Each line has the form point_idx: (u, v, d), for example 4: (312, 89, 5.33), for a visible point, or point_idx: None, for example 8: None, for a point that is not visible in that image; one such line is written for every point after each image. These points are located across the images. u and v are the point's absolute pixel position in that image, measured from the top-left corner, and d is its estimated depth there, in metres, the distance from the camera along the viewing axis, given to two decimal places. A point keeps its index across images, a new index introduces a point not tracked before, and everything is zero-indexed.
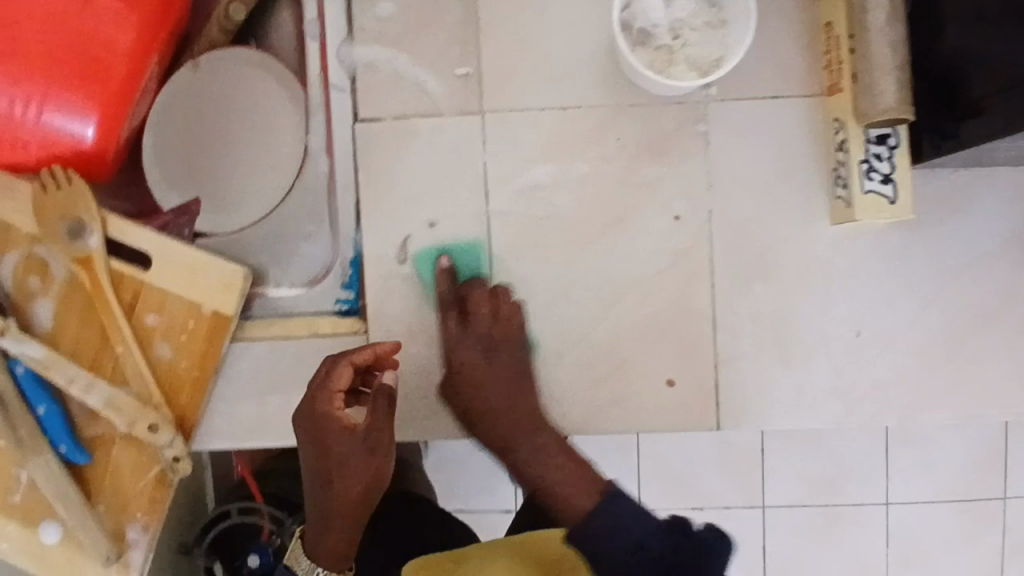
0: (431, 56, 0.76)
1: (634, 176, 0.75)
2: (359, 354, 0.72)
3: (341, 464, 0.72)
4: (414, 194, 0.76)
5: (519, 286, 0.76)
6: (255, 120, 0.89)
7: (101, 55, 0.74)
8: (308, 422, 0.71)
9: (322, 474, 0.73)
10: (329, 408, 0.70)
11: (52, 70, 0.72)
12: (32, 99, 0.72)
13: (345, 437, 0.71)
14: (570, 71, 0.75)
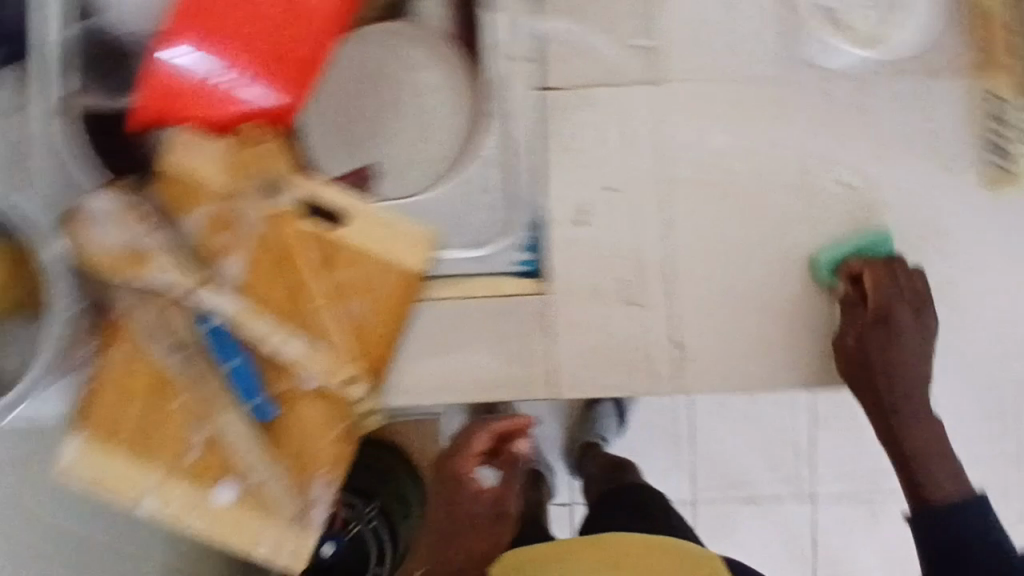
0: (614, 31, 0.81)
1: (805, 147, 0.80)
2: (499, 424, 0.89)
3: (466, 514, 0.88)
4: (595, 160, 0.81)
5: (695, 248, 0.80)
6: (406, 91, 0.88)
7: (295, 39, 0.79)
8: (447, 483, 0.89)
9: (455, 524, 0.89)
10: (460, 474, 0.88)
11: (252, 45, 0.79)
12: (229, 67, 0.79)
13: (477, 499, 0.88)
14: (745, 46, 0.80)
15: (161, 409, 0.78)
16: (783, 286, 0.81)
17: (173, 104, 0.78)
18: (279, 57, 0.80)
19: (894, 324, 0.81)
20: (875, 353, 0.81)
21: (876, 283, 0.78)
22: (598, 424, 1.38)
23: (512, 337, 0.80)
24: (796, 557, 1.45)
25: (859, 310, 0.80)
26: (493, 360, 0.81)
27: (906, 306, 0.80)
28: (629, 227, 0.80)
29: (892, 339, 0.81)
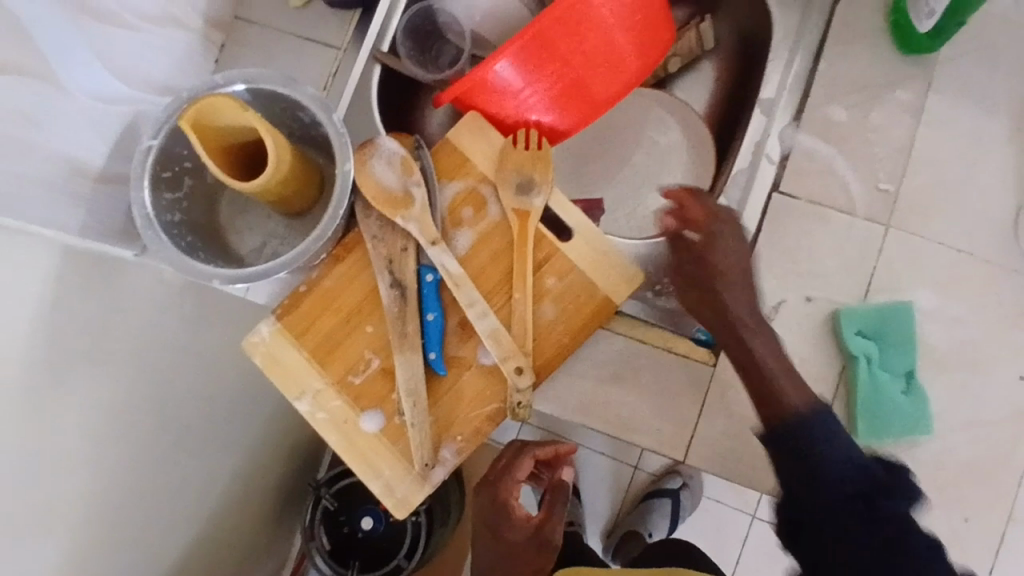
0: (862, 167, 0.88)
1: (990, 330, 0.86)
2: (542, 450, 0.93)
3: (513, 537, 0.90)
4: (805, 271, 0.86)
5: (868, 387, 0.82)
6: (653, 152, 1.02)
7: (596, 87, 0.89)
8: (491, 506, 0.91)
9: (504, 545, 0.90)
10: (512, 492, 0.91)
11: (563, 82, 0.86)
12: (536, 91, 0.86)
13: (521, 527, 0.90)
14: (971, 225, 0.88)
15: (353, 328, 0.87)
16: (936, 450, 0.83)
17: (477, 93, 0.85)
18: (575, 96, 0.89)
19: (715, 237, 0.81)
20: (695, 263, 0.81)
21: (703, 210, 0.83)
22: (652, 519, 1.40)
23: (672, 391, 0.86)
24: None
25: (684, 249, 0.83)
26: (643, 406, 0.86)
27: (731, 234, 0.81)
28: (813, 341, 0.84)
29: (719, 254, 0.80)
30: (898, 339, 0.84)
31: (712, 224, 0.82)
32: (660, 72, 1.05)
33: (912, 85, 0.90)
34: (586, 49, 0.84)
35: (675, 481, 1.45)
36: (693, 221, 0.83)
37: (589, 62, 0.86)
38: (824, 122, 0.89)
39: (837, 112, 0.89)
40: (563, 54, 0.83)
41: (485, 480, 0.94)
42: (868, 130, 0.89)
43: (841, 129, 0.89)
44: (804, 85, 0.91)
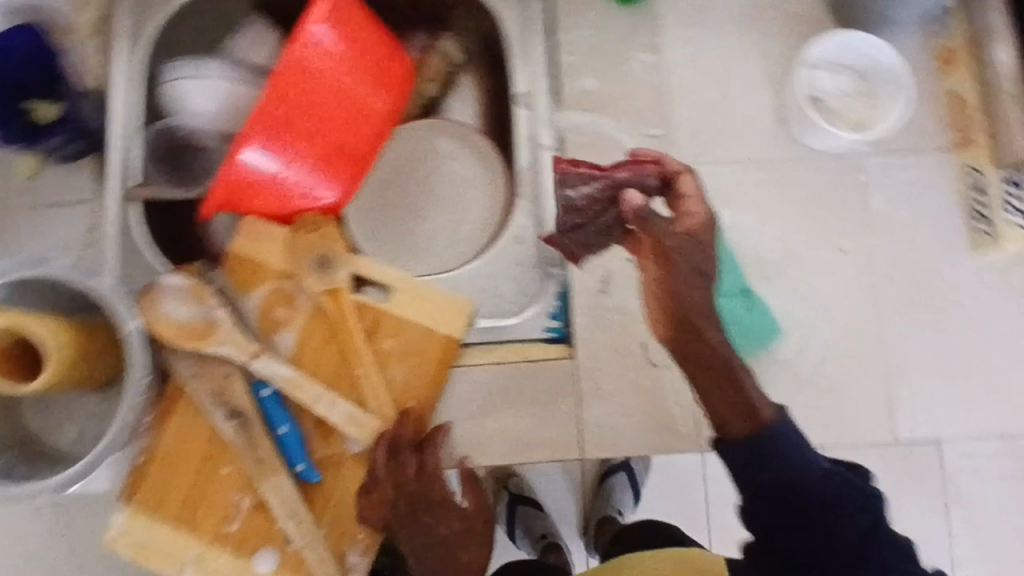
0: (629, 122, 0.90)
1: (804, 217, 0.88)
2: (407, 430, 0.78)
3: (443, 529, 0.75)
4: (617, 236, 0.88)
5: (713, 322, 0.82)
6: (445, 177, 0.99)
7: (354, 140, 0.87)
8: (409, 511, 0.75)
9: (436, 546, 0.74)
10: (441, 495, 0.75)
11: (318, 148, 0.84)
12: (297, 167, 0.83)
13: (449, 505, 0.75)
14: (747, 132, 0.90)
15: (209, 476, 0.81)
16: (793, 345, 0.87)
17: (237, 195, 0.81)
18: (339, 156, 0.87)
19: (691, 264, 0.70)
20: (671, 241, 0.71)
21: (688, 201, 0.73)
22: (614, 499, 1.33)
23: (544, 398, 0.85)
24: None
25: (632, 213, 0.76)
26: (524, 422, 0.85)
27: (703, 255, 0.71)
28: (647, 295, 0.87)
29: (695, 278, 0.69)
30: (729, 262, 0.85)
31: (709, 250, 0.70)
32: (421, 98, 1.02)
33: (642, 28, 0.92)
34: (324, 109, 0.82)
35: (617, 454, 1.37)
36: (693, 235, 0.71)
37: (335, 119, 0.84)
38: (579, 95, 0.90)
39: (587, 81, 0.91)
40: (303, 122, 0.81)
41: (389, 499, 0.76)
42: (621, 85, 0.90)
43: (596, 95, 0.90)
44: (548, 64, 0.92)
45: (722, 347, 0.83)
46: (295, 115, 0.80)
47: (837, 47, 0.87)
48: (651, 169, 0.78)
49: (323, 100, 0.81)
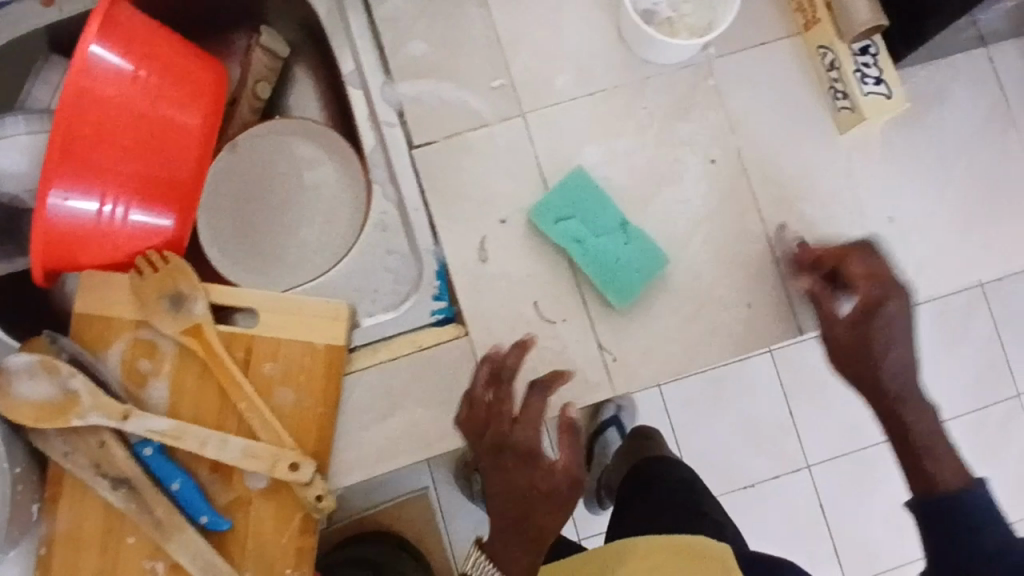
0: (468, 78, 0.85)
1: (667, 138, 0.85)
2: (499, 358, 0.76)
3: (530, 484, 0.72)
4: (482, 199, 0.83)
5: (589, 268, 0.81)
6: (300, 180, 0.95)
7: (178, 158, 0.81)
8: (489, 458, 0.73)
9: (522, 501, 0.72)
10: (529, 441, 0.72)
11: (137, 174, 0.77)
12: (119, 199, 0.77)
13: (507, 435, 0.73)
14: (591, 63, 0.86)
15: (117, 548, 0.77)
16: (688, 267, 0.84)
17: (61, 243, 0.75)
18: (166, 178, 0.80)
19: (893, 323, 0.71)
20: (879, 349, 0.71)
21: (867, 276, 0.73)
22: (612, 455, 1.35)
23: (447, 385, 0.81)
24: (819, 536, 1.44)
25: (824, 305, 0.76)
26: (431, 413, 0.80)
27: (902, 304, 0.72)
28: (527, 253, 0.83)
29: (887, 339, 0.71)
30: (599, 201, 0.82)
31: (886, 299, 0.72)
32: (257, 101, 0.95)
33: None
34: (131, 129, 0.76)
35: (609, 411, 1.37)
36: (874, 279, 0.73)
37: (148, 138, 0.77)
38: (409, 61, 0.85)
39: (414, 45, 0.85)
40: (110, 148, 0.74)
41: (489, 446, 0.73)
42: (451, 42, 0.85)
43: (427, 58, 0.85)
44: (372, 36, 0.86)
45: (603, 288, 0.81)
46: (98, 141, 0.73)
47: None
48: (790, 239, 0.84)
49: (127, 119, 0.75)
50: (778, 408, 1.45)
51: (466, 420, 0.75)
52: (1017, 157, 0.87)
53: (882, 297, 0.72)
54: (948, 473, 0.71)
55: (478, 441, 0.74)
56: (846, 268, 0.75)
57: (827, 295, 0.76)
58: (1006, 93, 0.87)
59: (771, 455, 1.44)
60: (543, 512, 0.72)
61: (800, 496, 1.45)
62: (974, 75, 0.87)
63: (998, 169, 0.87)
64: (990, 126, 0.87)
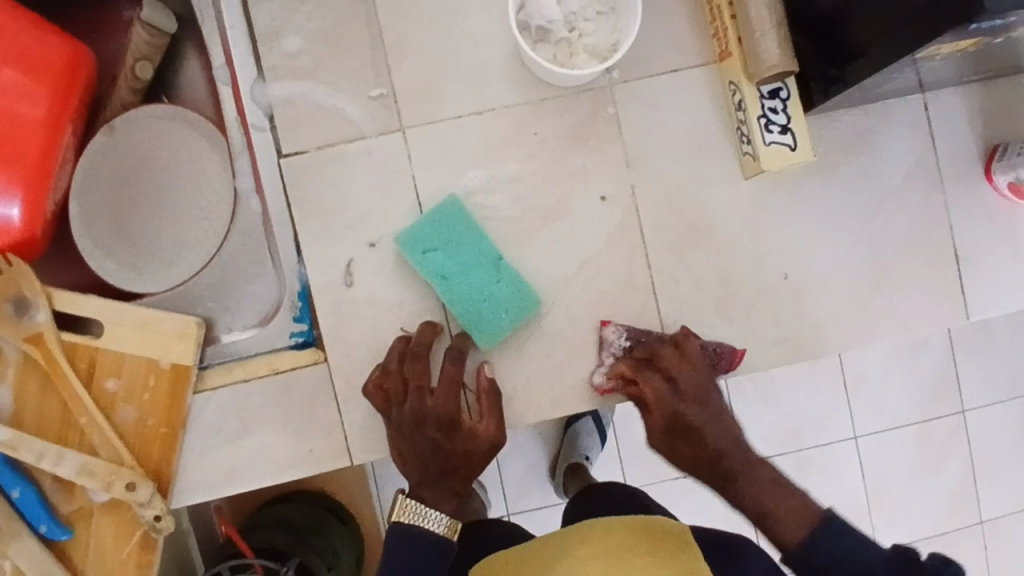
0: (347, 84, 0.78)
1: (559, 168, 0.80)
2: (420, 339, 0.76)
3: (452, 448, 0.75)
4: (352, 219, 0.78)
5: (455, 306, 0.77)
6: (178, 172, 0.87)
7: (19, 138, 0.76)
8: (412, 427, 0.74)
9: (448, 460, 0.75)
10: (452, 409, 0.74)
11: None
12: None
13: (428, 407, 0.74)
14: (484, 76, 0.79)
15: None
16: (565, 310, 0.80)
17: None
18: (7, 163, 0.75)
19: (696, 429, 0.72)
20: (691, 421, 0.73)
21: (660, 391, 0.74)
22: (581, 444, 1.38)
23: (296, 413, 0.78)
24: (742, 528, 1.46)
25: (646, 410, 0.75)
26: (283, 439, 0.78)
27: (702, 413, 0.73)
28: (395, 282, 0.78)
29: (700, 441, 0.72)
30: (471, 234, 0.77)
31: (683, 410, 0.73)
32: (136, 82, 0.86)
33: None
34: None
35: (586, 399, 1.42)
36: (677, 394, 0.73)
37: None
38: (284, 60, 0.78)
39: (290, 42, 0.78)
40: None
41: (413, 421, 0.74)
42: (333, 42, 0.78)
43: (303, 58, 0.78)
44: (246, 26, 0.79)
45: (467, 328, 0.77)
46: None
47: None
48: (614, 336, 0.79)
49: None
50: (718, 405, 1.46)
51: (376, 389, 0.75)
52: (936, 218, 0.81)
53: (681, 409, 0.73)
54: (791, 527, 0.69)
55: (405, 416, 0.74)
56: (642, 386, 0.75)
57: (643, 407, 0.75)
58: (936, 146, 0.81)
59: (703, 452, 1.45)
60: (460, 472, 0.76)
61: (729, 493, 1.46)
62: (902, 122, 0.81)
63: (913, 229, 0.81)
64: (910, 181, 0.81)
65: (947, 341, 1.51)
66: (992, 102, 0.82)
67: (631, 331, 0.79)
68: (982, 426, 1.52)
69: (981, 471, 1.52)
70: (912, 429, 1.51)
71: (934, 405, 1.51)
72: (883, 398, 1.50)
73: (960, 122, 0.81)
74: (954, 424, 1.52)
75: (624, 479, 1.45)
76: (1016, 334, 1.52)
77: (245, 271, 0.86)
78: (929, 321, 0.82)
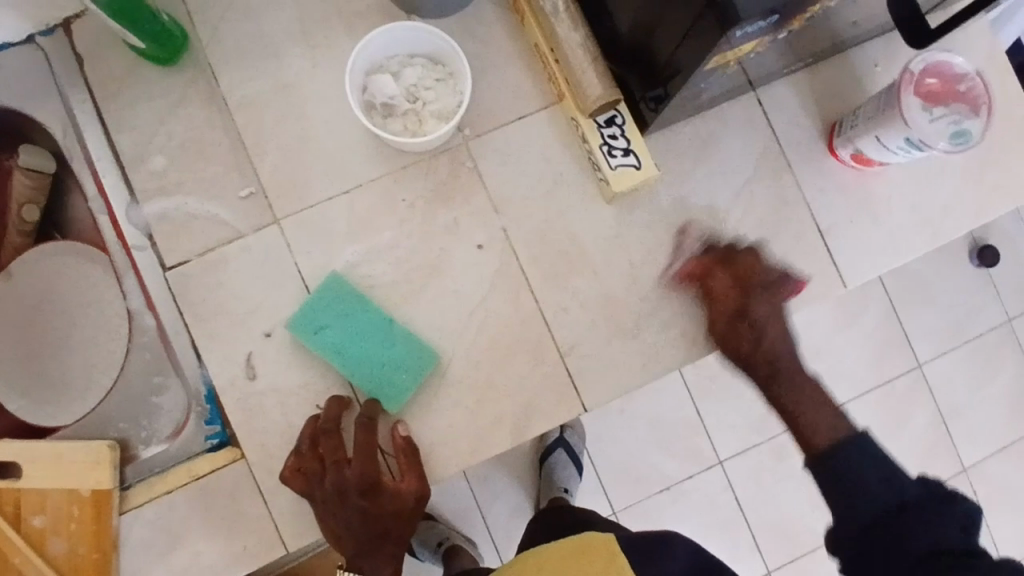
0: (216, 190, 0.82)
1: (432, 226, 0.83)
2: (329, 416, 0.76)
3: (381, 512, 0.77)
4: (244, 315, 0.81)
5: (357, 378, 0.79)
6: (76, 301, 0.90)
7: None
8: (337, 501, 0.76)
9: (379, 524, 0.77)
10: (371, 477, 0.75)
11: None
12: None
13: (348, 481, 0.75)
14: (344, 156, 0.83)
15: None
16: (465, 359, 0.82)
17: None
18: None
19: (756, 322, 0.80)
20: (749, 339, 0.80)
21: (734, 282, 0.81)
22: (559, 477, 1.38)
23: (225, 511, 0.79)
24: (730, 527, 1.47)
25: (715, 299, 0.82)
26: (216, 539, 0.79)
27: (767, 309, 0.81)
28: (295, 366, 0.80)
29: (761, 332, 0.80)
30: (360, 308, 0.80)
31: (753, 303, 0.81)
32: (23, 225, 0.91)
33: (201, 83, 0.83)
34: None
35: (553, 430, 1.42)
36: (741, 287, 0.81)
37: None
38: (153, 179, 0.82)
39: (156, 161, 0.82)
40: None
41: (337, 495, 0.75)
42: (196, 154, 0.83)
43: (171, 174, 0.82)
44: (113, 156, 0.83)
45: (374, 395, 0.79)
46: None
47: (393, 40, 0.80)
48: (692, 241, 0.85)
49: None
50: (683, 409, 1.47)
51: (295, 473, 0.76)
52: (793, 200, 0.86)
53: (748, 301, 0.81)
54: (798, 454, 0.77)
55: (327, 494, 0.75)
56: (720, 274, 0.82)
57: (720, 293, 0.82)
58: (777, 136, 0.86)
59: (677, 458, 1.46)
60: (394, 532, 0.78)
61: (711, 494, 1.47)
62: (740, 121, 0.86)
63: (775, 215, 0.86)
64: (760, 171, 0.86)
65: (887, 301, 1.55)
66: (825, 83, 0.87)
67: (678, 234, 0.85)
68: (940, 373, 1.56)
69: (951, 417, 1.55)
70: (874, 391, 1.55)
71: (889, 364, 1.55)
72: (836, 366, 1.54)
73: (795, 108, 0.87)
74: (914, 380, 1.55)
75: (608, 502, 1.46)
76: (947, 281, 1.57)
77: (151, 383, 0.88)
78: (813, 294, 0.86)
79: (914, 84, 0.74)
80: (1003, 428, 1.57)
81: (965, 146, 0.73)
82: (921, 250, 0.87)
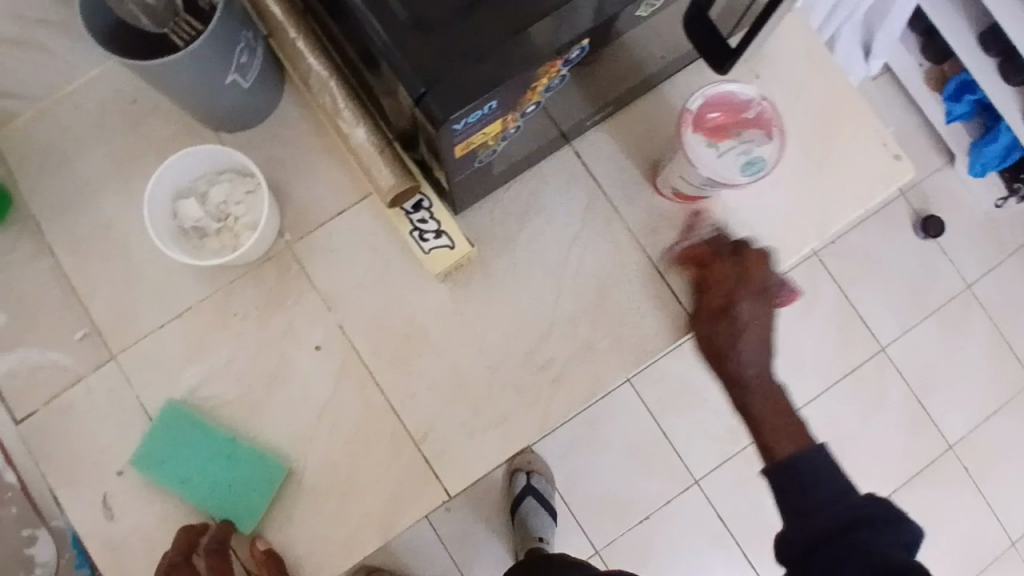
0: (54, 337, 0.83)
1: (267, 337, 0.83)
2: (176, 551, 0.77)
3: None
4: (95, 456, 0.81)
5: (211, 504, 0.80)
6: None
7: None
8: None
9: None
10: None
11: None
12: None
13: None
14: (172, 282, 0.84)
15: None
16: (320, 463, 0.82)
17: None
18: None
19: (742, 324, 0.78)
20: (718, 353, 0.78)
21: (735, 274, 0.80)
22: (532, 525, 1.31)
23: None
24: (720, 545, 1.41)
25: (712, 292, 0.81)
26: None
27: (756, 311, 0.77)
28: (151, 500, 0.81)
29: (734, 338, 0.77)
30: (202, 434, 0.80)
31: (765, 293, 0.79)
32: None
33: (26, 236, 0.85)
34: None
35: (520, 479, 1.37)
36: (769, 270, 0.80)
37: None
38: None
39: None
40: None
41: None
42: (30, 304, 0.84)
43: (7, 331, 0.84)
44: None
45: (228, 517, 0.80)
46: None
47: (196, 163, 0.80)
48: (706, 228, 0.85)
49: None
50: (645, 432, 1.43)
51: None
52: (626, 245, 0.84)
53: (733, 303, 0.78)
54: None
55: None
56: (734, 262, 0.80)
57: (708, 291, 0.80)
58: (601, 184, 0.85)
59: (654, 482, 1.42)
60: None
61: (698, 514, 1.42)
62: (559, 177, 0.85)
63: (612, 263, 0.84)
64: (589, 224, 0.85)
65: (835, 286, 1.51)
66: (641, 122, 0.86)
67: (517, 299, 0.84)
68: (906, 355, 1.51)
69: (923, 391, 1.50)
70: (841, 380, 1.49)
71: (851, 352, 1.50)
72: (798, 363, 1.49)
73: (614, 154, 0.86)
74: (879, 363, 1.50)
75: (588, 541, 1.41)
76: (897, 255, 1.52)
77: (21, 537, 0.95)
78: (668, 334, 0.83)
79: (693, 122, 0.72)
80: (984, 401, 1.51)
81: (758, 174, 0.70)
82: (788, 260, 0.85)
